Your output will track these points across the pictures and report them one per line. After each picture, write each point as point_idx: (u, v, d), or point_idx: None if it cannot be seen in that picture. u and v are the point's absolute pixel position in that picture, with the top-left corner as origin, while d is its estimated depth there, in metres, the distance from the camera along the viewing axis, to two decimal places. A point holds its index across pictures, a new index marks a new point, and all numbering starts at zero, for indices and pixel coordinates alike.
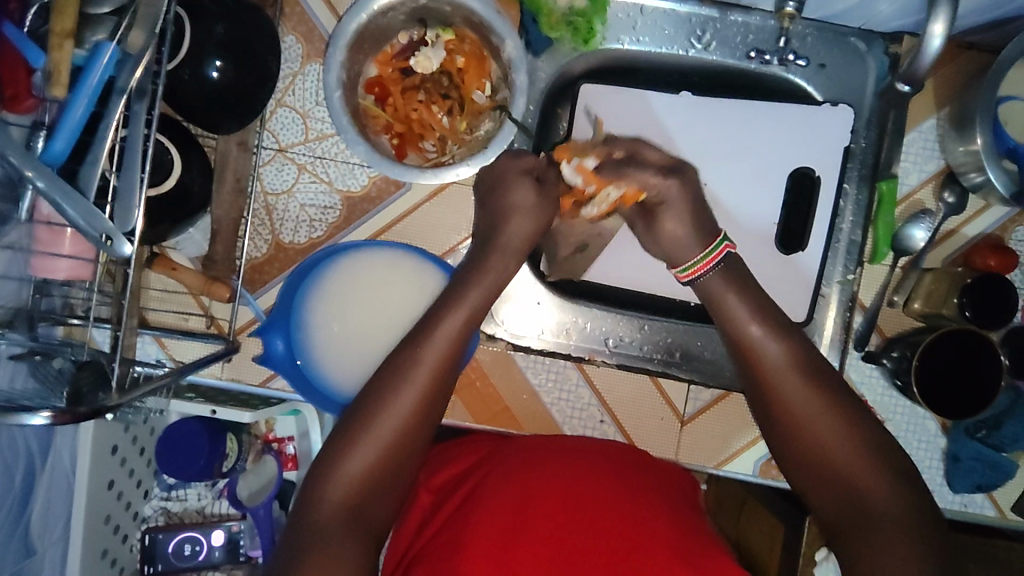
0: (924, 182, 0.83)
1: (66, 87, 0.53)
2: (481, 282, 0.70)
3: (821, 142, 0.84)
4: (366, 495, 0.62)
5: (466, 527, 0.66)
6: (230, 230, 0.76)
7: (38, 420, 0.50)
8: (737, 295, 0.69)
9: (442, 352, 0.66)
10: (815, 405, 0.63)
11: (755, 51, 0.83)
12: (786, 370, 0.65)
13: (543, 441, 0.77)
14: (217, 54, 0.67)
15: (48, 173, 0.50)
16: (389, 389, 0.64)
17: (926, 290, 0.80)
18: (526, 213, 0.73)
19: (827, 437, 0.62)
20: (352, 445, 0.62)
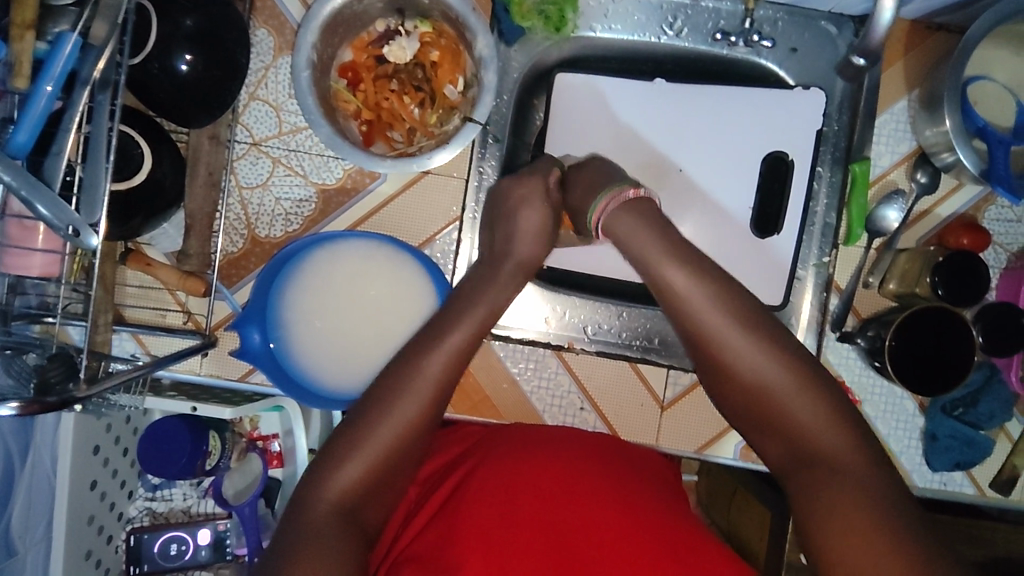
0: (896, 163, 0.83)
1: (28, 79, 0.54)
2: (484, 300, 0.71)
3: (794, 126, 0.84)
4: (363, 498, 0.61)
5: (452, 518, 0.64)
6: (205, 223, 0.76)
7: (6, 411, 0.50)
8: (653, 243, 0.64)
9: (443, 362, 0.66)
10: (772, 368, 0.62)
11: (721, 34, 0.84)
12: (722, 327, 0.62)
13: (530, 431, 0.75)
14: (186, 47, 0.68)
15: (13, 167, 0.51)
16: (392, 393, 0.64)
17: (901, 271, 0.80)
18: (513, 215, 0.74)
19: (789, 402, 0.61)
20: (352, 450, 0.61)
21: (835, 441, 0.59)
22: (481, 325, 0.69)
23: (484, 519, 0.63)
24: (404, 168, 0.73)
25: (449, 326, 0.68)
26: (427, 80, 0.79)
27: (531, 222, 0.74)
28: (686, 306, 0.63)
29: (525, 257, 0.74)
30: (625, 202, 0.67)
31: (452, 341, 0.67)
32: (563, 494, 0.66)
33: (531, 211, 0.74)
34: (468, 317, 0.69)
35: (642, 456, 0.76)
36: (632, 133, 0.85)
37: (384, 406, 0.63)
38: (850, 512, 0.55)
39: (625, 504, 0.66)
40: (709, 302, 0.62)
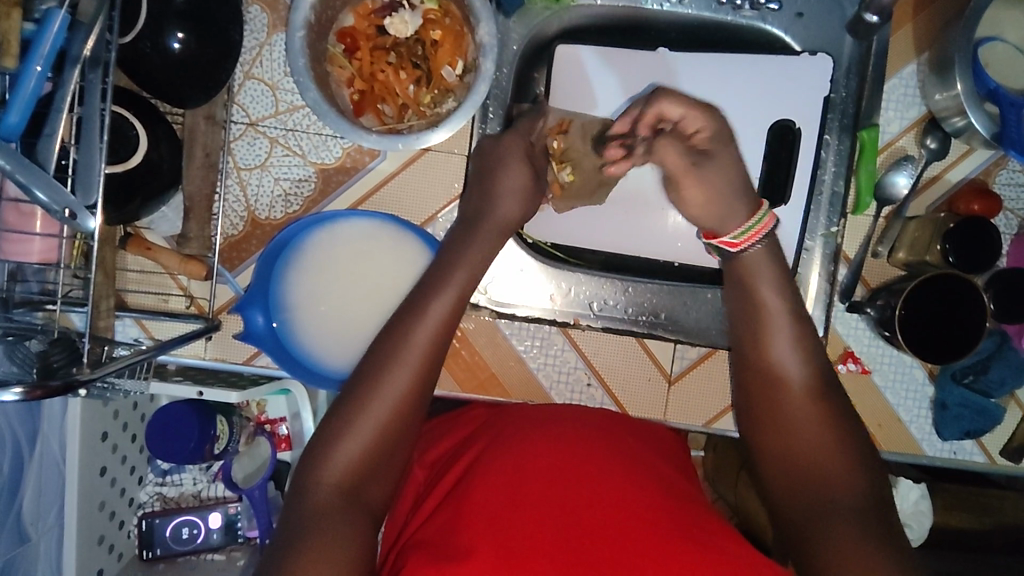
0: (906, 129, 0.82)
1: (16, 58, 0.53)
2: (468, 262, 0.70)
3: (799, 94, 0.82)
4: (363, 477, 0.61)
5: (462, 502, 0.64)
6: (204, 206, 0.75)
7: (9, 397, 0.49)
8: (769, 284, 0.69)
9: (432, 334, 0.66)
10: (810, 404, 0.64)
11: None
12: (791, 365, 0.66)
13: (537, 412, 0.76)
14: (178, 26, 0.66)
15: (8, 151, 0.49)
16: (380, 369, 0.64)
17: (910, 239, 0.79)
18: (503, 172, 0.74)
19: (818, 433, 0.62)
20: (347, 427, 0.62)
21: (841, 467, 0.60)
22: (464, 290, 0.69)
23: (490, 502, 0.63)
24: (385, 145, 0.73)
25: (432, 292, 0.68)
26: (423, 58, 0.77)
27: (518, 182, 0.74)
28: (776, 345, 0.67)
29: (506, 218, 0.74)
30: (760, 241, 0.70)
31: (436, 308, 0.67)
32: (572, 478, 0.65)
33: (520, 172, 0.74)
34: (452, 283, 0.68)
35: (646, 434, 0.76)
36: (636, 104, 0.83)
37: (374, 383, 0.63)
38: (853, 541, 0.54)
39: (628, 480, 0.65)
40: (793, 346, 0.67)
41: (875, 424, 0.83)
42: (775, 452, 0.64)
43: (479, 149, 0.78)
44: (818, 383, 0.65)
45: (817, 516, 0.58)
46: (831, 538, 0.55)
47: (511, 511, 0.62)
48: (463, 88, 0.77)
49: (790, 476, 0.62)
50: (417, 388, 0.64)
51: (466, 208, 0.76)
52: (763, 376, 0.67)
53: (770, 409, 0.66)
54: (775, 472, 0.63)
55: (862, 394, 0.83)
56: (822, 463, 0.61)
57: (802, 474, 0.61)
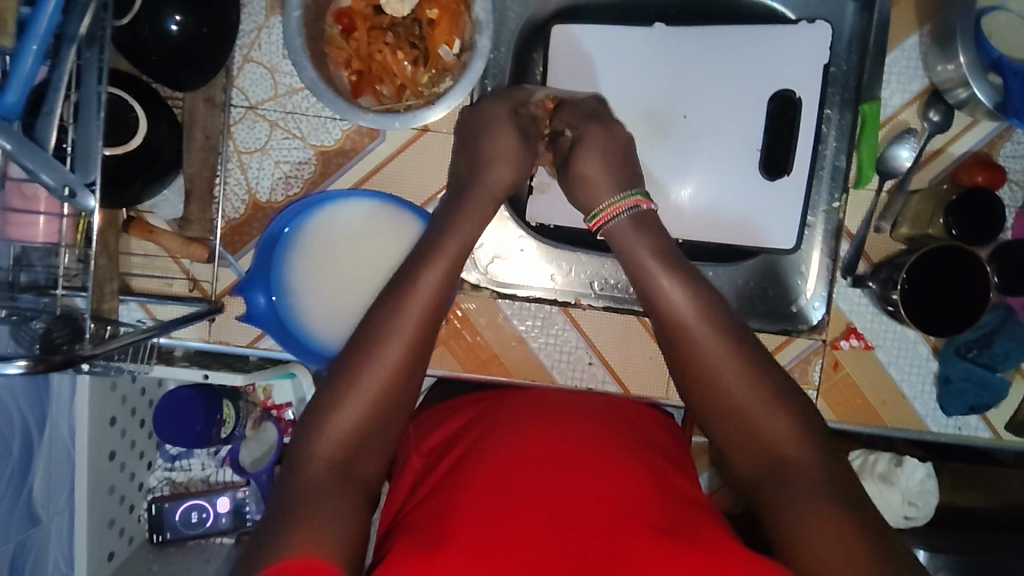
0: (908, 102, 0.81)
1: (14, 36, 0.52)
2: (458, 231, 0.72)
3: (805, 64, 0.81)
4: (354, 453, 0.64)
5: (456, 485, 0.65)
6: (204, 188, 0.75)
7: (13, 370, 0.47)
8: (642, 248, 0.72)
9: (423, 307, 0.68)
10: (734, 368, 0.65)
11: None
12: (698, 332, 0.67)
13: (536, 401, 0.77)
14: (177, 8, 0.67)
15: (15, 135, 0.48)
16: (375, 344, 0.67)
17: (913, 212, 0.78)
18: (481, 138, 0.76)
19: (741, 393, 0.64)
20: (339, 404, 0.65)
21: (787, 432, 0.62)
22: (454, 261, 0.71)
23: (474, 498, 0.63)
24: (383, 124, 0.74)
25: (421, 265, 0.70)
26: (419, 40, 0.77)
27: (503, 146, 0.76)
28: (670, 307, 0.69)
29: (495, 184, 0.76)
30: (637, 212, 0.74)
31: (427, 281, 0.69)
32: (565, 464, 0.66)
33: (501, 134, 0.76)
34: (443, 254, 0.70)
35: (639, 427, 0.76)
36: (634, 81, 0.84)
37: (366, 360, 0.66)
38: (802, 505, 0.56)
39: (619, 464, 0.67)
40: (696, 311, 0.68)
41: (878, 400, 0.83)
42: (709, 406, 0.65)
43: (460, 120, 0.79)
44: (729, 345, 0.66)
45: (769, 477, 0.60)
46: (787, 508, 0.57)
47: (493, 505, 0.62)
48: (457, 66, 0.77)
49: (744, 454, 0.63)
50: (408, 361, 0.67)
51: (457, 172, 0.79)
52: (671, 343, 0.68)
53: (688, 367, 0.67)
54: (725, 443, 0.65)
55: (864, 370, 0.82)
56: (760, 427, 0.62)
57: (740, 433, 0.63)
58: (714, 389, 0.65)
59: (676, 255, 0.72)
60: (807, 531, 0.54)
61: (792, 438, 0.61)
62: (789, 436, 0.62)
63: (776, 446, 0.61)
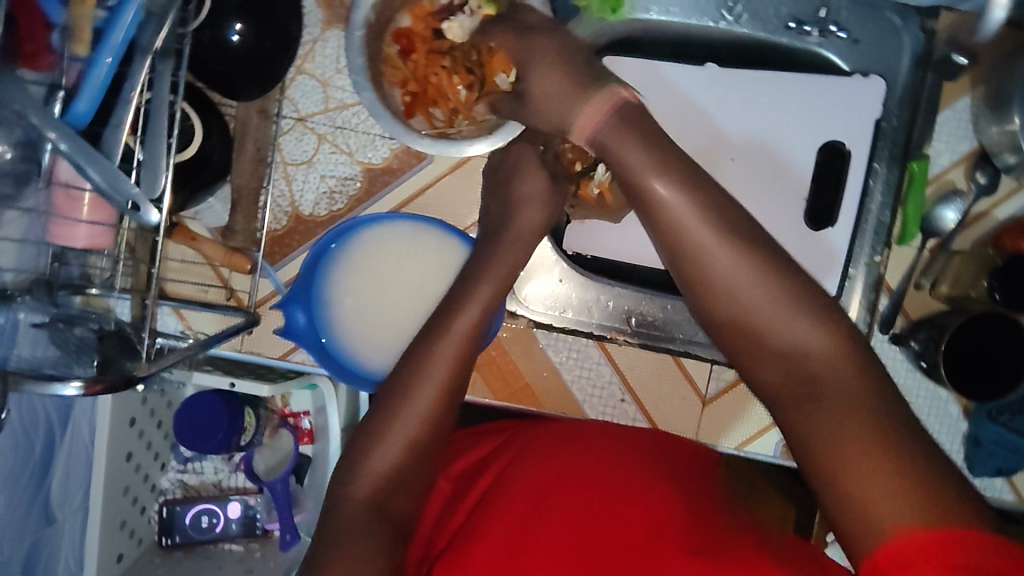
0: (956, 163, 0.81)
1: (88, 45, 0.52)
2: (493, 275, 0.74)
3: (856, 116, 0.81)
4: (390, 493, 0.64)
5: (486, 517, 0.68)
6: (251, 200, 0.74)
7: (69, 391, 0.48)
8: (632, 145, 0.63)
9: (456, 351, 0.69)
10: (761, 274, 0.61)
11: (795, 22, 0.81)
12: (686, 219, 0.61)
13: (560, 425, 0.78)
14: (238, 17, 0.66)
15: (69, 136, 0.49)
16: (408, 385, 0.67)
17: (954, 272, 0.79)
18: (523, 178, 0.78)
19: (783, 321, 0.59)
20: (377, 444, 0.65)
21: (844, 368, 0.56)
22: (488, 302, 0.72)
23: (501, 538, 0.66)
24: (439, 151, 0.73)
25: (457, 308, 0.72)
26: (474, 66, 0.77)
27: (536, 190, 0.78)
28: (677, 223, 0.61)
29: (524, 227, 0.77)
30: (614, 112, 0.65)
31: (463, 323, 0.70)
32: (590, 494, 0.69)
33: (536, 179, 0.79)
34: (477, 296, 0.72)
35: (666, 440, 0.78)
36: (683, 119, 0.82)
37: (401, 403, 0.66)
38: (864, 451, 0.51)
39: (647, 494, 0.69)
40: (688, 204, 0.61)
41: None
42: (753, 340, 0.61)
43: (487, 165, 0.81)
44: (743, 254, 0.61)
45: (825, 413, 0.54)
46: (854, 464, 0.50)
47: (519, 545, 0.65)
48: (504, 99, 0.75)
49: (790, 388, 0.58)
50: (443, 403, 0.68)
51: (485, 211, 0.80)
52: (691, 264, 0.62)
53: (702, 282, 0.62)
54: (775, 387, 0.59)
55: None
56: (803, 347, 0.58)
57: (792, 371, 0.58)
58: (733, 297, 0.61)
59: (695, 172, 0.62)
60: (876, 488, 0.49)
61: (824, 322, 0.59)
62: (809, 316, 0.59)
63: (808, 346, 0.58)
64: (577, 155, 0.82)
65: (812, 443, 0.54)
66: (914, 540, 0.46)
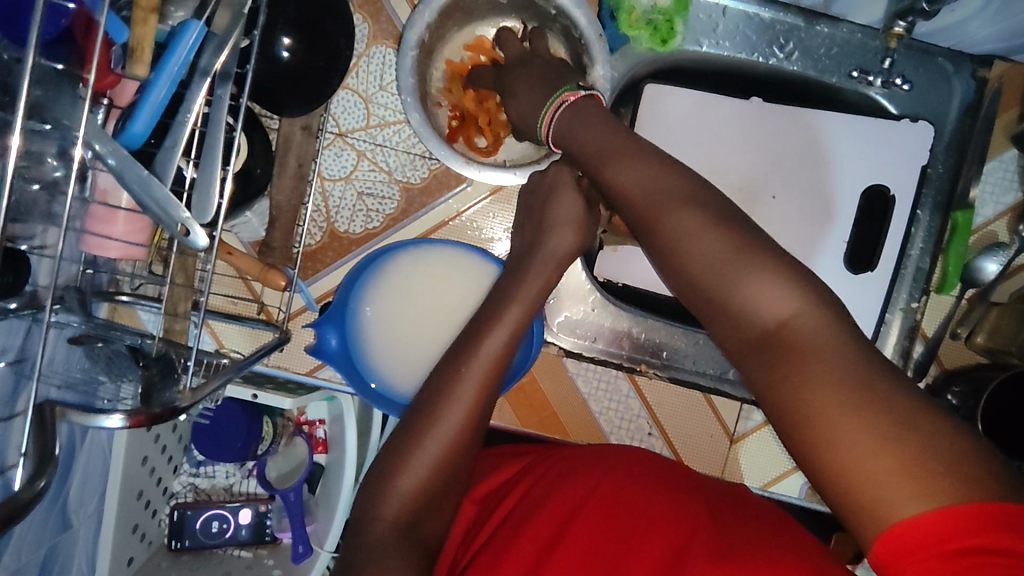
0: (1000, 214, 0.81)
1: (147, 66, 0.51)
2: (521, 297, 0.70)
3: (903, 161, 0.80)
4: (419, 517, 0.63)
5: (509, 544, 0.66)
6: (289, 218, 0.73)
7: (112, 422, 0.47)
8: (589, 128, 0.63)
9: (485, 372, 0.66)
10: (717, 233, 0.51)
11: (858, 71, 0.80)
12: (643, 198, 0.56)
13: (587, 453, 0.77)
14: (288, 32, 0.65)
15: (121, 154, 0.49)
16: (437, 405, 0.65)
17: (991, 325, 0.78)
18: (554, 204, 0.72)
19: (752, 281, 0.48)
20: (402, 464, 0.63)
21: (830, 336, 0.44)
22: (520, 326, 0.69)
23: (527, 557, 0.65)
24: (485, 177, 0.75)
25: (487, 329, 0.68)
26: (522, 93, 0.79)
27: (570, 213, 0.71)
28: (626, 191, 0.57)
29: (557, 249, 0.71)
30: (566, 108, 0.67)
31: (491, 346, 0.67)
32: (617, 525, 0.67)
33: (570, 202, 0.72)
34: (507, 318, 0.68)
35: (691, 473, 0.75)
36: (724, 155, 0.81)
37: (428, 423, 0.64)
38: (857, 431, 0.39)
39: (678, 525, 0.66)
40: (640, 178, 0.57)
41: None
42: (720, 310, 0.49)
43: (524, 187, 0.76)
44: (713, 224, 0.52)
45: (803, 394, 0.42)
46: (849, 451, 0.39)
47: (543, 563, 0.64)
48: (530, 115, 0.72)
49: (763, 364, 0.46)
50: (470, 425, 0.65)
51: (519, 236, 0.75)
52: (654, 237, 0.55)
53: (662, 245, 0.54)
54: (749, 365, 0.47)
55: None
56: (765, 306, 0.47)
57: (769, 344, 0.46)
58: (697, 265, 0.51)
59: (645, 145, 0.59)
60: (873, 476, 0.38)
61: (793, 290, 0.47)
62: (778, 278, 0.47)
63: (782, 315, 0.46)
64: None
65: (791, 425, 0.42)
66: (934, 518, 0.36)
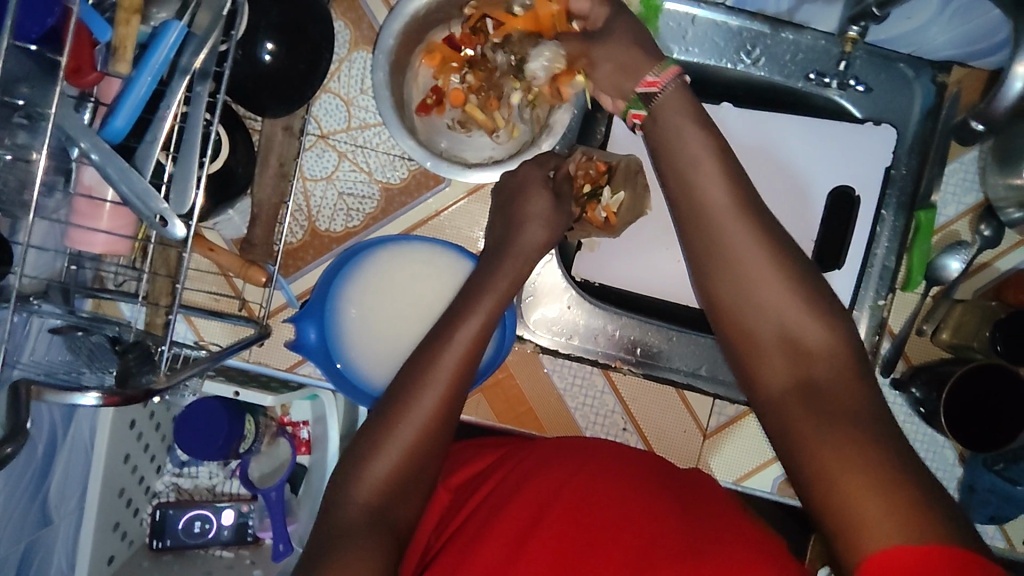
0: (961, 214, 0.84)
1: (130, 64, 0.53)
2: (498, 290, 0.73)
3: (865, 162, 0.83)
4: (391, 501, 0.64)
5: (481, 531, 0.68)
6: (270, 214, 0.75)
7: (88, 400, 0.48)
8: (691, 134, 0.65)
9: (459, 358, 0.69)
10: (782, 279, 0.61)
11: (814, 73, 0.82)
12: (728, 215, 0.63)
13: (559, 444, 0.78)
14: (270, 36, 0.67)
15: (104, 148, 0.51)
16: (410, 394, 0.67)
17: (955, 321, 0.80)
18: (525, 203, 0.75)
19: (801, 327, 0.59)
20: (376, 450, 0.65)
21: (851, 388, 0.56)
22: (493, 318, 0.71)
23: (498, 542, 0.66)
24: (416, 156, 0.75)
25: (461, 320, 0.71)
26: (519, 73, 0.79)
27: (541, 209, 0.75)
28: (711, 205, 0.64)
29: (530, 246, 0.75)
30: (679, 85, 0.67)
31: (464, 334, 0.70)
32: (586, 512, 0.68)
33: (541, 199, 0.75)
34: (479, 311, 0.71)
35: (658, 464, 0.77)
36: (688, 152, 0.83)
37: (401, 410, 0.66)
38: (858, 465, 0.50)
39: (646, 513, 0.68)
40: (727, 199, 0.63)
41: None
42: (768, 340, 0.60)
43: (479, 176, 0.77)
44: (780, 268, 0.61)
45: (827, 424, 0.53)
46: (847, 478, 0.49)
47: (517, 552, 0.65)
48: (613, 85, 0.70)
49: (794, 396, 0.57)
50: (442, 414, 0.67)
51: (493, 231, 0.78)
52: (718, 263, 0.63)
53: (726, 272, 0.63)
54: (783, 394, 0.58)
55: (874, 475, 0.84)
56: (811, 354, 0.58)
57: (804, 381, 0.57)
58: (760, 300, 0.61)
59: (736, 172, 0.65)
60: (864, 501, 0.48)
61: (832, 341, 0.59)
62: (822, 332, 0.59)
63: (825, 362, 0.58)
64: (587, 179, 0.79)
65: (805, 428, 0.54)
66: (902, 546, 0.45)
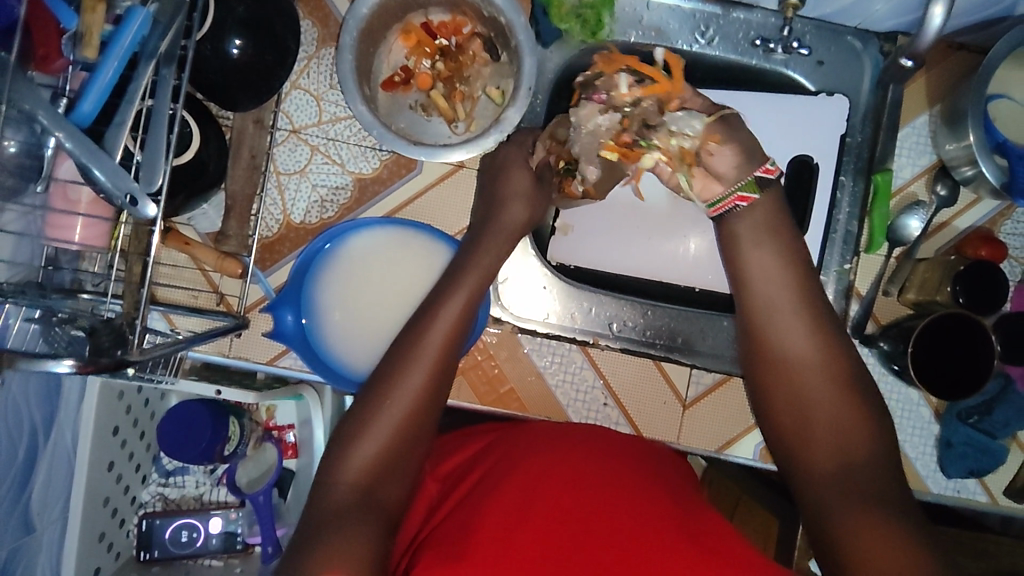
0: (917, 175, 0.87)
1: (97, 50, 0.55)
2: (476, 269, 0.74)
3: (821, 132, 0.86)
4: (376, 480, 0.64)
5: (470, 511, 0.68)
6: (244, 205, 0.77)
7: (62, 368, 0.50)
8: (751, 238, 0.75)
9: (443, 334, 0.70)
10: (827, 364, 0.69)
11: (760, 39, 0.86)
12: (777, 304, 0.72)
13: (547, 428, 0.79)
14: (238, 32, 0.69)
15: (73, 131, 0.51)
16: (395, 375, 0.68)
17: (920, 279, 0.83)
18: (505, 180, 0.78)
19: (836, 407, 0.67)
20: (362, 431, 0.65)
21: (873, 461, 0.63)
22: (472, 296, 0.73)
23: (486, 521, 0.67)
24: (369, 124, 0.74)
25: (443, 299, 0.72)
26: (504, 73, 0.81)
27: (521, 187, 0.78)
28: (769, 301, 0.73)
29: (505, 226, 0.77)
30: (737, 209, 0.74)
31: (446, 313, 0.71)
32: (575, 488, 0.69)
33: (521, 177, 0.78)
34: (456, 291, 0.72)
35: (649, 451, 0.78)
36: None
37: (387, 390, 0.67)
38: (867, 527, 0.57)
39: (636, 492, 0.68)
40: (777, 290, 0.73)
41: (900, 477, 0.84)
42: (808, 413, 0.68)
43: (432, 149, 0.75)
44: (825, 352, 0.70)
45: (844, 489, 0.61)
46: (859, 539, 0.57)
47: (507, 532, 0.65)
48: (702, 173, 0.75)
49: (824, 463, 0.64)
50: (428, 395, 0.68)
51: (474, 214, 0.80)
52: (763, 343, 0.72)
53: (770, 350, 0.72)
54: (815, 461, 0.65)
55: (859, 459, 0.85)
56: (843, 427, 0.66)
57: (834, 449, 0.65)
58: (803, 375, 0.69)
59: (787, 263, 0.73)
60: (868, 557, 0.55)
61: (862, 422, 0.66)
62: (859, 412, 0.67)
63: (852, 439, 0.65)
64: (562, 155, 0.78)
65: (835, 498, 0.61)
66: None
